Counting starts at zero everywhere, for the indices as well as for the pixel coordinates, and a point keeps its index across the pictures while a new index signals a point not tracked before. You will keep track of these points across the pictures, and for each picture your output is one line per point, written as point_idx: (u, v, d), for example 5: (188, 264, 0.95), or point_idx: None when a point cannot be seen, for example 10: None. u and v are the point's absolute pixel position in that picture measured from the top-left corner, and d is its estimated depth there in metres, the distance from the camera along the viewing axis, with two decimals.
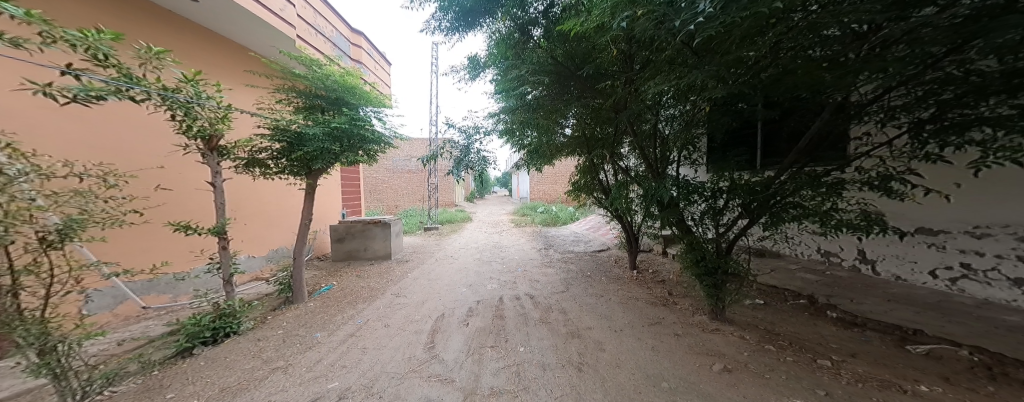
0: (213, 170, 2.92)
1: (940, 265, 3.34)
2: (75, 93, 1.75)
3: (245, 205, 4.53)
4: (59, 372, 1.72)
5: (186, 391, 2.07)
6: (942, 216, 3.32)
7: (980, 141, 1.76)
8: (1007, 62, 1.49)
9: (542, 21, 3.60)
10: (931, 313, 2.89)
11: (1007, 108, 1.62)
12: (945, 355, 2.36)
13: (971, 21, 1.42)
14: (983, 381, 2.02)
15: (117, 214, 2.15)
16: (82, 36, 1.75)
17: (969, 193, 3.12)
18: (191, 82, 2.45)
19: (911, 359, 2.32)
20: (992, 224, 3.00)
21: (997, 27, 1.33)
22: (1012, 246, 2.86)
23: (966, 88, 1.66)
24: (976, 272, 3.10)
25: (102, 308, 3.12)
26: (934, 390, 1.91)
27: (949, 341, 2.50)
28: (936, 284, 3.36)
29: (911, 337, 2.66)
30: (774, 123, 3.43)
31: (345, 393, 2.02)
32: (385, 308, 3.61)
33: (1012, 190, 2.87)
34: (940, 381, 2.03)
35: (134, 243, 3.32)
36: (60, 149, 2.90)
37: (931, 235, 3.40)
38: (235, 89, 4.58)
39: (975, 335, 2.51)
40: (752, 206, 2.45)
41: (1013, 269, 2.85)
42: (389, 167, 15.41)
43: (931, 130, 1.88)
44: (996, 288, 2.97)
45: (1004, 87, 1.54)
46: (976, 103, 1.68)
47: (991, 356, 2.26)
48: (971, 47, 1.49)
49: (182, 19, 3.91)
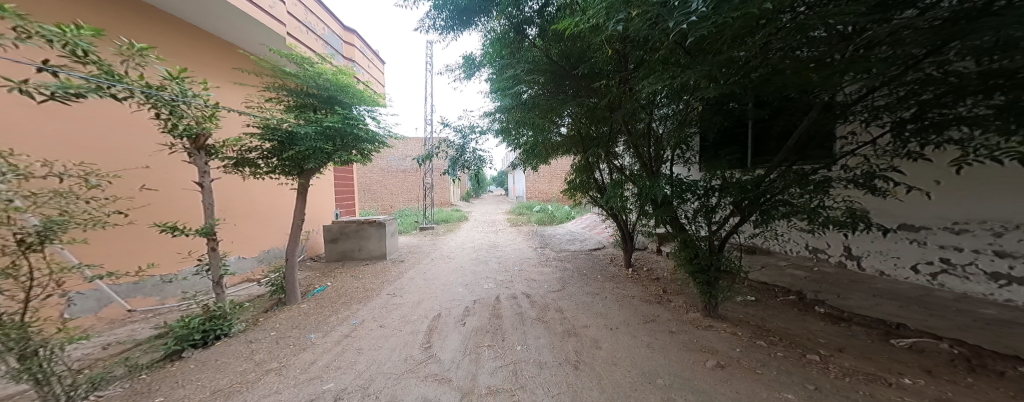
0: (201, 170, 2.88)
1: (921, 260, 3.31)
2: (53, 91, 1.68)
3: (235, 204, 4.49)
4: (42, 377, 1.69)
5: (177, 394, 2.04)
6: (924, 213, 3.30)
7: (959, 140, 1.76)
8: (983, 63, 1.46)
9: (538, 20, 3.48)
10: (915, 307, 2.87)
11: (984, 108, 1.59)
12: (927, 348, 2.34)
13: (949, 24, 1.40)
14: (962, 373, 2.01)
15: (100, 215, 2.10)
16: (60, 32, 1.71)
17: (950, 190, 3.10)
18: (177, 79, 2.41)
19: (896, 353, 2.31)
20: (971, 220, 2.98)
21: (974, 29, 1.32)
22: (989, 241, 2.86)
23: (945, 88, 1.62)
24: (955, 267, 3.08)
25: (84, 311, 3.09)
26: (917, 383, 1.90)
27: (931, 334, 2.50)
28: (917, 279, 3.33)
29: (894, 330, 2.66)
30: (765, 123, 3.41)
31: (341, 394, 2.00)
32: (381, 308, 3.58)
33: (991, 184, 2.86)
34: (922, 374, 2.01)
35: (117, 244, 3.28)
36: (41, 149, 2.88)
37: (913, 231, 3.38)
38: (223, 87, 4.53)
39: (955, 328, 2.49)
40: (743, 203, 2.42)
41: (989, 264, 2.85)
42: (384, 166, 15.35)
43: (912, 129, 1.87)
44: (974, 282, 2.94)
45: (980, 88, 1.51)
46: (953, 103, 1.65)
47: (970, 348, 2.25)
48: (950, 48, 1.48)
49: (164, 15, 3.84)
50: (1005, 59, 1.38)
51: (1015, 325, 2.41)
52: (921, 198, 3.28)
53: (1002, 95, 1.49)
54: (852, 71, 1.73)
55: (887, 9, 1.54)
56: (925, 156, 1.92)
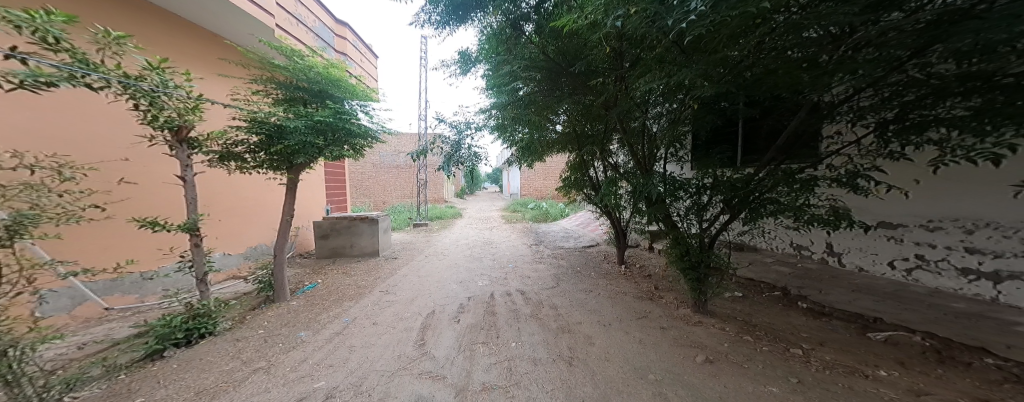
0: (183, 163, 2.76)
1: (898, 256, 3.47)
2: (23, 79, 1.57)
3: (219, 199, 4.33)
4: (11, 378, 1.58)
5: (159, 395, 1.96)
6: (900, 211, 3.45)
7: (937, 140, 1.82)
8: (963, 66, 1.53)
9: (535, 17, 3.47)
10: (890, 302, 3.00)
11: (961, 110, 1.66)
12: (901, 341, 2.45)
13: (932, 26, 1.48)
14: (933, 364, 2.12)
15: (74, 210, 1.98)
16: (28, 17, 1.61)
17: (927, 190, 3.25)
18: (156, 69, 2.29)
19: (871, 346, 2.41)
20: (944, 218, 3.14)
21: (955, 32, 1.39)
22: (961, 238, 3.01)
23: (926, 90, 1.68)
24: (929, 263, 3.24)
25: (57, 310, 2.94)
26: (891, 374, 1.99)
27: (905, 327, 2.62)
28: (894, 275, 3.50)
29: (871, 324, 2.76)
30: (754, 122, 3.51)
31: (332, 392, 1.95)
32: (373, 305, 3.52)
33: (966, 186, 2.99)
34: (896, 366, 2.11)
35: (94, 239, 3.15)
36: (26, 145, 2.81)
37: (891, 228, 3.53)
38: (207, 78, 4.37)
39: (927, 321, 2.63)
40: (733, 202, 2.50)
41: (960, 259, 3.01)
42: (376, 162, 15.14)
43: (894, 129, 1.94)
44: (946, 277, 3.11)
45: (959, 90, 1.58)
46: (933, 104, 1.72)
47: (940, 341, 2.37)
48: (932, 51, 1.55)
49: (144, 3, 3.68)
50: (982, 62, 1.45)
51: (982, 318, 2.54)
52: (899, 197, 3.42)
53: (978, 97, 1.57)
54: (839, 72, 1.81)
55: (876, 10, 1.60)
56: (905, 155, 2.00)
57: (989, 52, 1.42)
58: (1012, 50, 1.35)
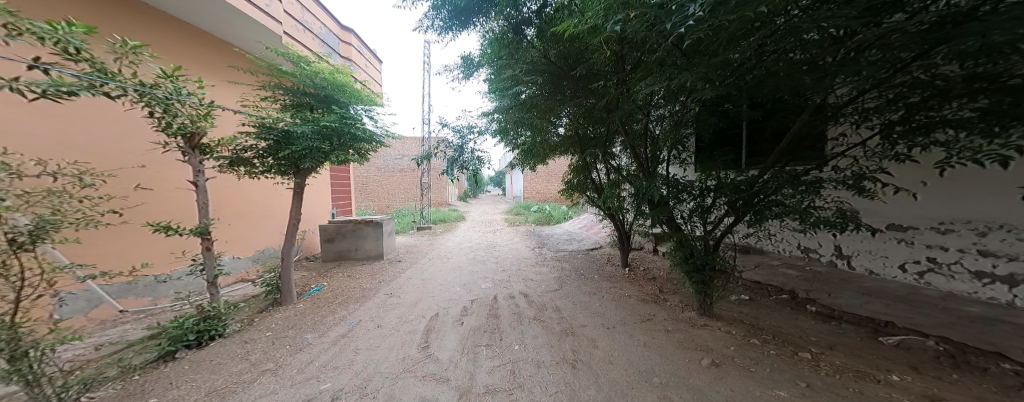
0: (195, 169, 2.84)
1: (909, 259, 3.40)
2: (43, 88, 1.64)
3: (229, 203, 4.43)
4: (32, 378, 1.64)
5: (172, 395, 2.01)
6: (909, 213, 3.39)
7: (944, 142, 1.80)
8: (969, 67, 1.52)
9: (536, 21, 3.51)
10: (901, 306, 2.93)
11: (968, 111, 1.64)
12: (913, 345, 2.40)
13: (935, 28, 1.47)
14: (947, 369, 2.07)
15: (93, 215, 2.04)
16: (50, 29, 1.68)
17: (936, 191, 3.19)
18: (170, 77, 2.39)
19: (882, 350, 2.37)
20: (955, 220, 3.07)
21: (959, 34, 1.39)
22: (974, 241, 2.94)
23: (933, 91, 1.67)
24: (941, 265, 3.17)
25: (74, 312, 3.05)
26: (904, 379, 1.95)
27: (917, 332, 2.56)
28: (905, 278, 3.42)
29: (882, 328, 2.71)
30: (757, 124, 3.48)
31: (338, 394, 1.99)
32: (378, 308, 3.55)
33: (976, 187, 2.93)
34: (908, 371, 2.07)
35: (109, 243, 3.24)
36: (47, 154, 2.92)
37: (901, 231, 3.46)
38: (217, 85, 4.48)
39: (940, 325, 2.57)
40: (737, 204, 2.47)
41: (974, 262, 2.94)
42: (379, 165, 15.26)
43: (900, 131, 1.93)
44: (959, 281, 3.04)
45: (965, 91, 1.56)
46: (940, 105, 1.70)
47: (954, 345, 2.32)
48: (936, 52, 1.54)
49: (157, 13, 3.80)
50: (988, 63, 1.43)
51: (997, 322, 2.48)
52: (908, 199, 3.36)
53: (985, 98, 1.54)
54: (842, 73, 1.80)
55: (878, 13, 1.60)
56: (912, 157, 1.98)
57: (995, 53, 1.40)
58: (1016, 50, 1.33)
